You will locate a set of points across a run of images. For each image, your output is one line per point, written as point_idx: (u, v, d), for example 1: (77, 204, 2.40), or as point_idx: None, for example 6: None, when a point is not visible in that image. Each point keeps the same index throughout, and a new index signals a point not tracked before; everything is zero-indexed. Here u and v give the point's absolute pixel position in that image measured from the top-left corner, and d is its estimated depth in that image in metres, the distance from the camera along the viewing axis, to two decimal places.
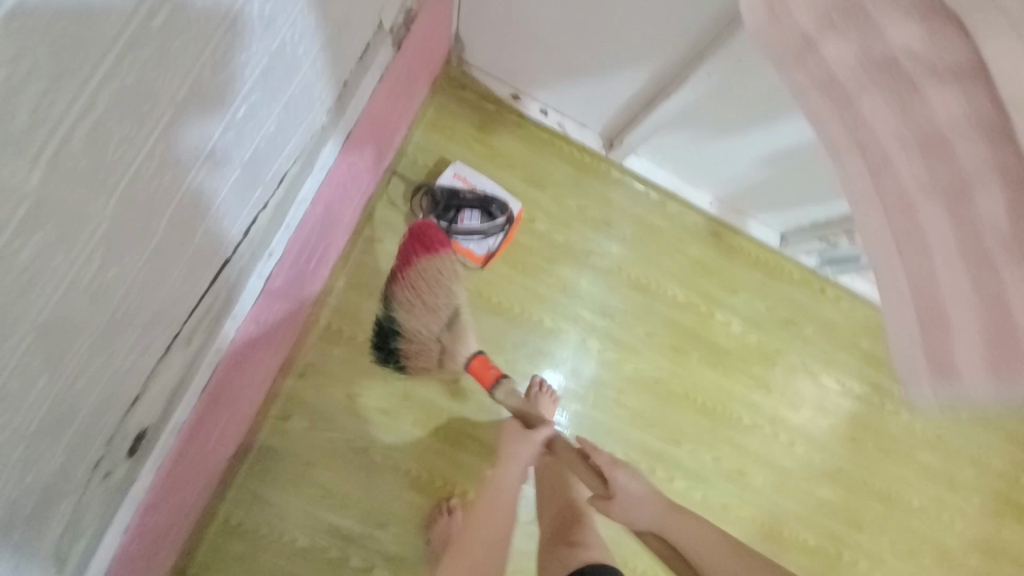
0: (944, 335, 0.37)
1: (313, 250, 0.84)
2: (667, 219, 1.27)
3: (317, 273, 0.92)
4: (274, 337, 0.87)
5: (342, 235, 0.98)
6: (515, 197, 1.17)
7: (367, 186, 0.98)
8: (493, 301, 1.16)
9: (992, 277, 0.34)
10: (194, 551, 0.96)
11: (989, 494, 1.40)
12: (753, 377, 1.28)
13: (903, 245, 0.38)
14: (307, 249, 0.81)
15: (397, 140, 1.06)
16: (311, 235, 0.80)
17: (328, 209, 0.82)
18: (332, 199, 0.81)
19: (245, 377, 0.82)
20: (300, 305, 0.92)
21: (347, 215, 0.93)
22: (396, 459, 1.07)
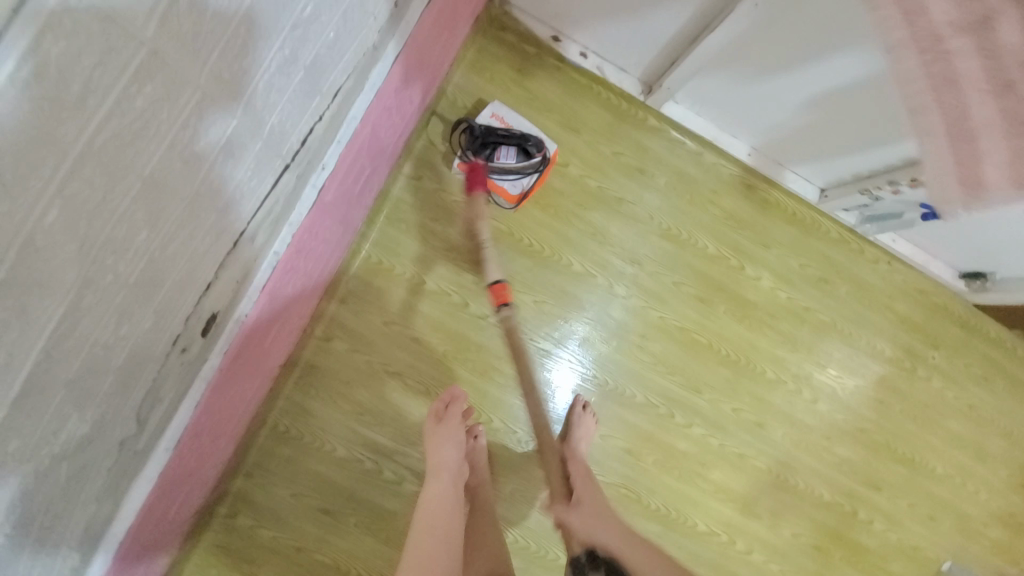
0: (973, 152, 0.48)
1: (359, 173, 0.89)
2: (702, 169, 1.26)
3: (361, 199, 0.98)
4: (323, 256, 0.93)
5: (385, 166, 1.02)
6: (552, 140, 1.19)
7: (408, 120, 1.02)
8: (525, 243, 1.19)
9: (1012, 97, 0.46)
10: (247, 450, 1.07)
11: (1018, 466, 1.39)
12: (780, 332, 1.28)
13: (940, 87, 0.47)
14: (354, 170, 0.86)
15: (438, 76, 1.09)
16: (359, 156, 0.84)
17: (374, 134, 0.86)
18: (377, 123, 0.85)
19: (297, 290, 0.89)
20: (345, 230, 0.98)
21: (390, 144, 0.97)
22: (427, 385, 1.14)
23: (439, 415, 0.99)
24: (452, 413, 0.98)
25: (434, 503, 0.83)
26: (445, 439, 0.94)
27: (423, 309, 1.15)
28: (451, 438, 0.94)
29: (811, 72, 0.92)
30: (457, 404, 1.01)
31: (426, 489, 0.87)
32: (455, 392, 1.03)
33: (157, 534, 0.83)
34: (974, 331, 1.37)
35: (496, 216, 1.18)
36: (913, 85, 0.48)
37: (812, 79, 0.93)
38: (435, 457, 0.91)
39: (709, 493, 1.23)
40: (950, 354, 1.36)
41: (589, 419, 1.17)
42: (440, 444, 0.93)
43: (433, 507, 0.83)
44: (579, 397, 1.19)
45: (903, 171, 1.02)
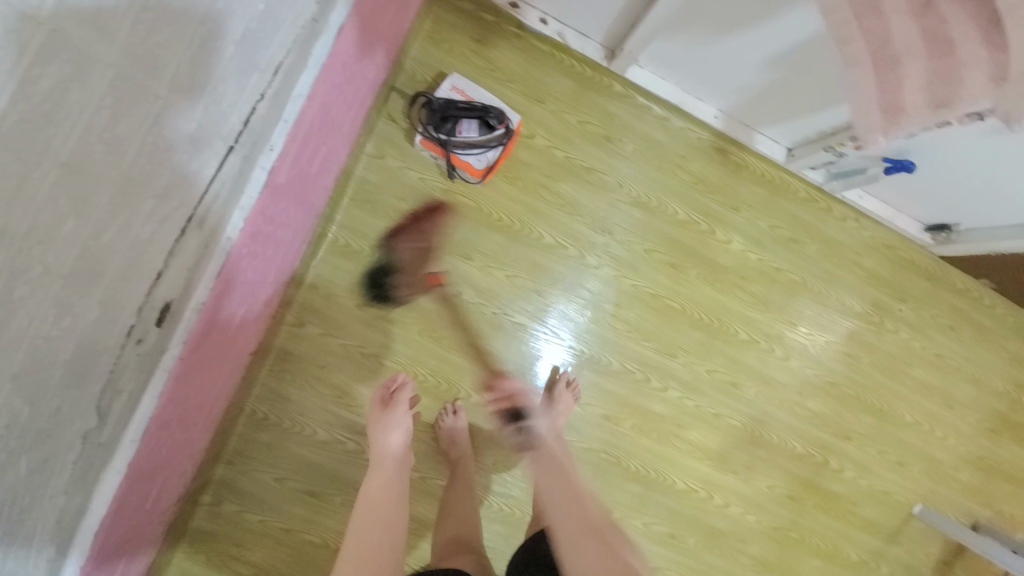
0: (893, 74, 0.54)
1: (313, 153, 0.87)
2: (670, 135, 1.26)
3: (320, 179, 0.96)
4: (284, 240, 0.92)
5: (343, 145, 1.00)
6: (516, 112, 1.17)
7: (365, 96, 1.00)
8: (494, 218, 1.19)
9: (933, 17, 0.51)
10: (227, 439, 1.07)
11: (985, 411, 1.45)
12: (751, 294, 1.30)
13: (862, 12, 0.53)
14: (307, 150, 0.84)
15: (394, 49, 1.06)
16: (311, 136, 0.83)
17: (327, 112, 0.84)
18: (329, 101, 0.83)
19: (259, 276, 0.88)
20: (307, 214, 0.97)
21: (345, 121, 0.95)
22: (404, 364, 1.15)
23: (382, 401, 1.00)
24: (397, 399, 0.99)
25: (376, 484, 0.84)
26: (391, 423, 0.96)
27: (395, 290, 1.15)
28: (397, 422, 0.95)
29: (764, 27, 0.91)
30: (404, 391, 1.02)
31: (370, 477, 0.87)
32: (399, 379, 1.05)
33: (138, 525, 0.84)
34: (940, 283, 1.40)
35: (463, 192, 1.17)
36: (839, 15, 0.55)
37: (766, 35, 0.93)
38: (378, 443, 0.93)
39: (687, 453, 1.27)
40: (917, 306, 1.39)
41: (570, 396, 1.18)
42: (382, 429, 0.95)
43: (373, 488, 0.83)
44: (562, 374, 1.20)
45: None
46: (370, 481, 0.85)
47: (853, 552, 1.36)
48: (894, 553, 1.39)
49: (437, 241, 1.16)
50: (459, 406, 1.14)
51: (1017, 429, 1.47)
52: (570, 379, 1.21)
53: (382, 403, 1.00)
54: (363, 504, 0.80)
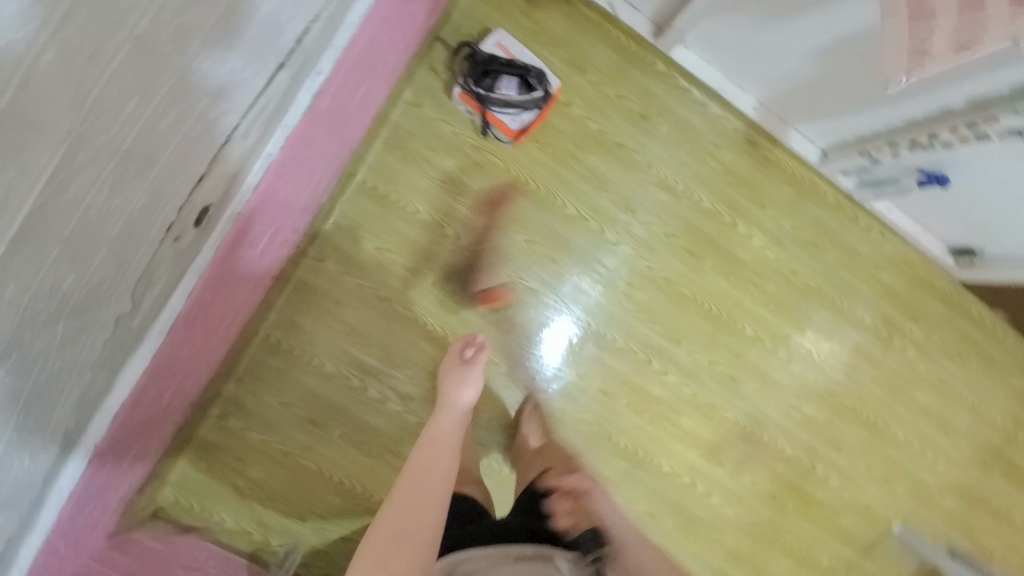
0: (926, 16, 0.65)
1: (357, 88, 0.89)
2: (706, 122, 1.25)
3: (361, 115, 0.98)
4: (322, 172, 0.94)
5: (386, 86, 1.02)
6: (556, 77, 1.17)
7: (412, 40, 1.02)
8: (520, 180, 1.20)
9: None
10: (239, 358, 1.12)
11: (979, 442, 1.45)
12: (763, 292, 1.30)
13: None
14: (351, 84, 0.87)
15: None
16: (357, 70, 0.86)
17: (374, 48, 0.88)
18: (376, 37, 0.87)
19: (293, 201, 0.90)
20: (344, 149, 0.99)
21: (391, 62, 0.96)
22: (416, 311, 1.18)
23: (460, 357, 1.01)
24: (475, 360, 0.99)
25: (443, 430, 0.85)
26: (466, 380, 0.97)
27: (415, 238, 1.17)
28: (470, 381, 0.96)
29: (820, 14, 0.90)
30: (481, 352, 1.02)
31: (436, 422, 0.88)
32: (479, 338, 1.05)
33: (150, 420, 0.88)
34: (955, 309, 1.40)
35: (494, 151, 1.18)
36: None
37: (819, 25, 0.92)
38: (449, 394, 0.94)
39: (676, 438, 1.29)
40: (928, 328, 1.39)
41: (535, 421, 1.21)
42: (453, 382, 0.97)
43: (441, 434, 0.84)
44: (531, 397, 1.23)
45: (906, 133, 1.02)
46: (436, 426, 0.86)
47: (826, 558, 1.38)
48: (867, 566, 1.40)
49: (462, 197, 1.18)
50: None
51: (1009, 464, 1.47)
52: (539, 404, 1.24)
53: (461, 357, 1.01)
54: (426, 446, 0.80)
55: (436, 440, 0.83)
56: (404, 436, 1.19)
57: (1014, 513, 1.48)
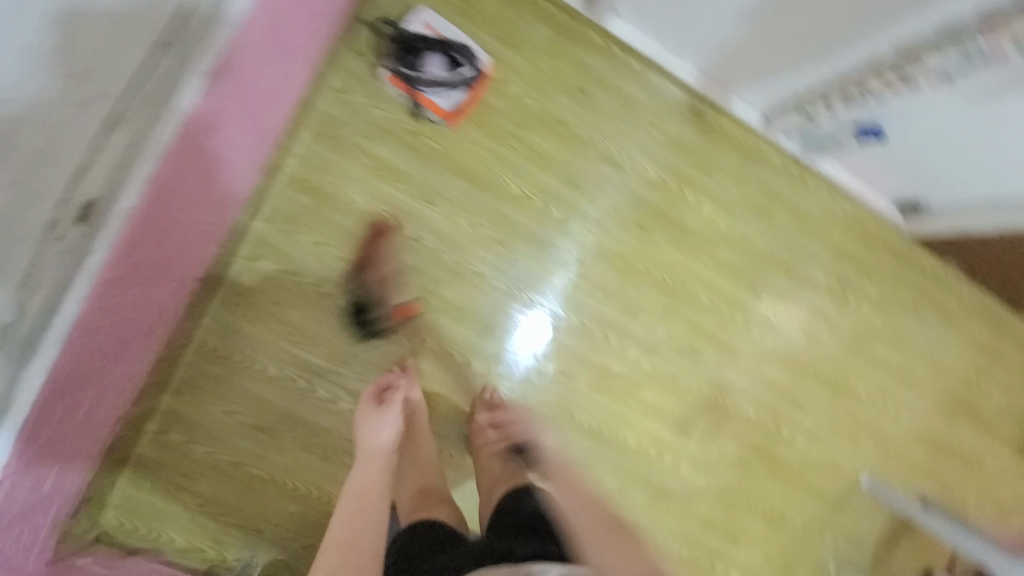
0: None
1: (262, 70, 0.85)
2: (646, 91, 1.23)
3: (272, 101, 0.94)
4: (233, 160, 0.89)
5: (299, 71, 0.98)
6: (487, 54, 1.13)
7: (323, 19, 0.98)
8: (460, 163, 1.16)
9: None
10: (173, 368, 1.07)
11: (940, 392, 1.47)
12: (716, 260, 1.29)
13: None
14: (254, 63, 0.82)
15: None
16: (258, 48, 0.81)
17: (275, 25, 0.83)
18: (276, 12, 0.82)
19: (203, 195, 0.85)
20: (261, 138, 0.96)
21: (299, 40, 0.92)
22: (360, 306, 1.14)
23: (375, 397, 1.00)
24: (388, 398, 0.99)
25: (364, 474, 0.87)
26: (380, 421, 0.95)
27: (354, 229, 1.13)
28: (385, 422, 0.95)
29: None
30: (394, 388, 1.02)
31: (357, 471, 0.89)
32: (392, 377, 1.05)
33: (70, 437, 0.82)
34: (907, 263, 1.41)
35: (429, 134, 1.14)
36: None
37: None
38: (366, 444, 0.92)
39: (641, 413, 1.28)
40: (882, 284, 1.40)
41: (496, 405, 1.18)
42: (372, 426, 0.94)
43: (361, 478, 0.87)
44: (484, 384, 1.20)
45: (836, 87, 1.02)
46: (355, 477, 0.87)
47: (798, 518, 1.39)
48: (838, 523, 1.42)
49: (400, 184, 1.14)
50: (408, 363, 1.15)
51: (971, 410, 1.50)
52: (499, 393, 1.20)
53: (375, 397, 1.00)
54: (347, 502, 0.83)
55: (359, 493, 0.84)
56: None
57: (979, 458, 1.51)
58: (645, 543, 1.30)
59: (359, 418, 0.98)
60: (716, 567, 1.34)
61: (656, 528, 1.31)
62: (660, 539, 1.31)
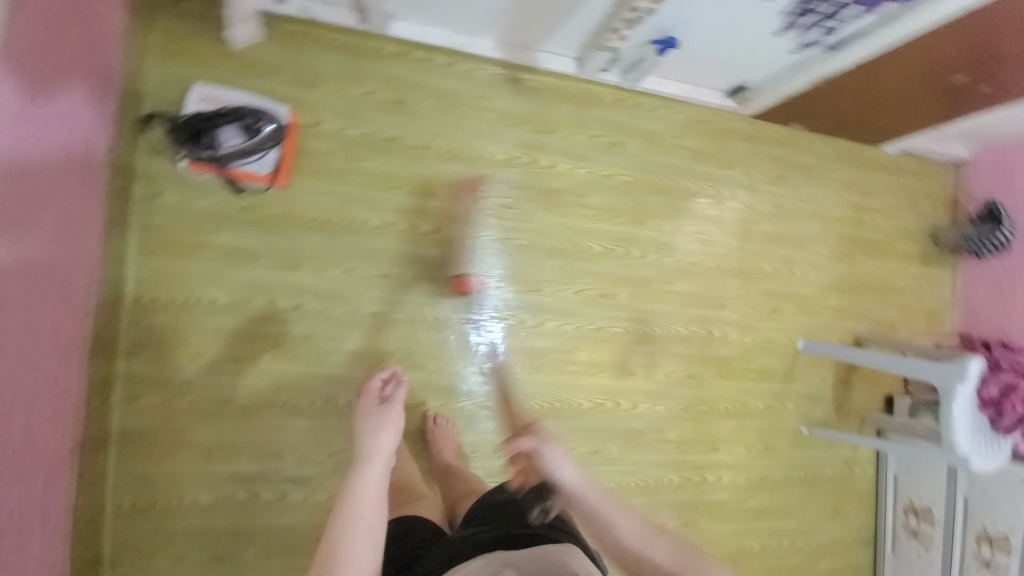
0: None
1: (36, 232, 0.77)
2: (461, 79, 1.22)
3: (61, 252, 0.84)
4: (45, 333, 0.82)
5: (80, 207, 0.89)
6: (285, 104, 1.10)
7: (87, 143, 0.89)
8: (309, 217, 1.12)
9: None
10: (102, 540, 1.02)
11: (833, 239, 1.59)
12: (591, 208, 1.33)
13: None
14: (23, 232, 0.74)
15: (113, 76, 0.94)
16: (19, 216, 0.73)
17: (30, 185, 0.75)
18: (28, 171, 0.74)
19: (26, 384, 0.77)
20: (66, 291, 0.87)
21: (66, 179, 0.84)
22: (268, 396, 1.11)
23: (380, 395, 0.92)
24: (394, 398, 0.91)
25: (369, 484, 0.77)
26: (386, 421, 0.86)
27: (228, 328, 1.08)
28: (392, 422, 0.86)
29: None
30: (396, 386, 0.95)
31: (359, 475, 0.78)
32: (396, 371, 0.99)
33: None
34: (761, 140, 1.50)
35: (264, 203, 1.09)
36: None
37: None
38: (364, 439, 0.83)
39: (583, 374, 1.31)
40: (745, 167, 1.48)
41: (445, 428, 1.19)
42: (378, 426, 0.85)
43: (366, 485, 0.77)
44: (427, 413, 1.21)
45: (616, 17, 1.05)
46: (362, 482, 0.77)
47: (758, 401, 1.47)
48: (795, 389, 1.51)
49: (258, 263, 1.10)
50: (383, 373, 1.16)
51: (865, 244, 1.63)
52: (443, 416, 1.22)
53: (380, 393, 0.92)
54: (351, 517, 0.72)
55: (368, 506, 0.74)
56: (322, 516, 1.13)
57: (888, 281, 1.65)
58: (635, 486, 1.35)
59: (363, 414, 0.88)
60: (706, 478, 1.42)
61: (640, 468, 1.36)
62: (647, 476, 1.37)
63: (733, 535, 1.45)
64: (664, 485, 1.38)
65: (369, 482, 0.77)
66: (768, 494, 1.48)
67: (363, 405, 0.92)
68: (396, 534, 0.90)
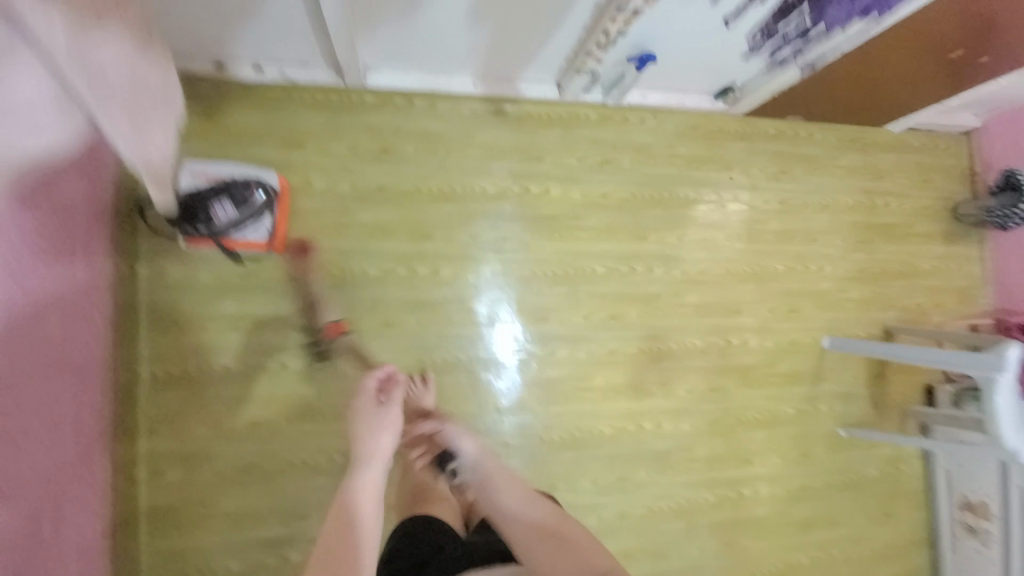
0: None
1: (52, 369, 0.81)
2: (444, 120, 1.22)
3: (73, 380, 0.87)
4: (69, 455, 0.85)
5: (91, 328, 0.92)
6: (272, 170, 1.09)
7: (93, 269, 0.93)
8: (309, 275, 1.13)
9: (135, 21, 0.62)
10: None
11: (846, 228, 1.53)
12: (589, 230, 1.31)
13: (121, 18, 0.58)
14: (40, 376, 0.78)
15: (104, 199, 0.96)
16: (36, 362, 0.76)
17: (47, 331, 0.79)
18: (43, 316, 0.78)
19: (56, 512, 0.80)
20: (85, 412, 0.90)
21: (77, 310, 0.88)
22: (287, 457, 1.11)
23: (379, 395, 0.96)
24: (393, 394, 0.96)
25: (366, 485, 0.82)
26: (383, 422, 0.91)
27: (240, 394, 1.09)
28: (388, 421, 0.91)
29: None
30: (395, 388, 0.98)
31: (359, 476, 0.84)
32: (393, 371, 1.01)
33: None
34: (757, 137, 1.46)
35: (264, 267, 1.11)
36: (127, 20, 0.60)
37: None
38: (363, 442, 0.88)
39: (599, 399, 1.28)
40: (744, 167, 1.44)
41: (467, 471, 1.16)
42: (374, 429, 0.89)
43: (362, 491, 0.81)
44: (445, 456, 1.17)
45: (588, 42, 1.03)
46: (361, 482, 0.82)
47: (788, 407, 1.41)
48: (826, 390, 1.45)
49: (264, 327, 1.11)
50: (427, 376, 1.18)
51: (881, 228, 1.56)
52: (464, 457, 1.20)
53: (380, 389, 0.97)
54: (338, 523, 0.75)
55: (370, 500, 0.80)
56: None
57: (910, 264, 1.58)
58: (669, 509, 1.31)
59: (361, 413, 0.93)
60: (743, 493, 1.36)
61: (672, 490, 1.31)
62: (680, 498, 1.32)
63: (778, 549, 1.39)
64: (700, 505, 1.33)
65: (369, 486, 0.82)
66: (811, 504, 1.42)
67: (362, 403, 0.96)
68: (406, 530, 0.93)
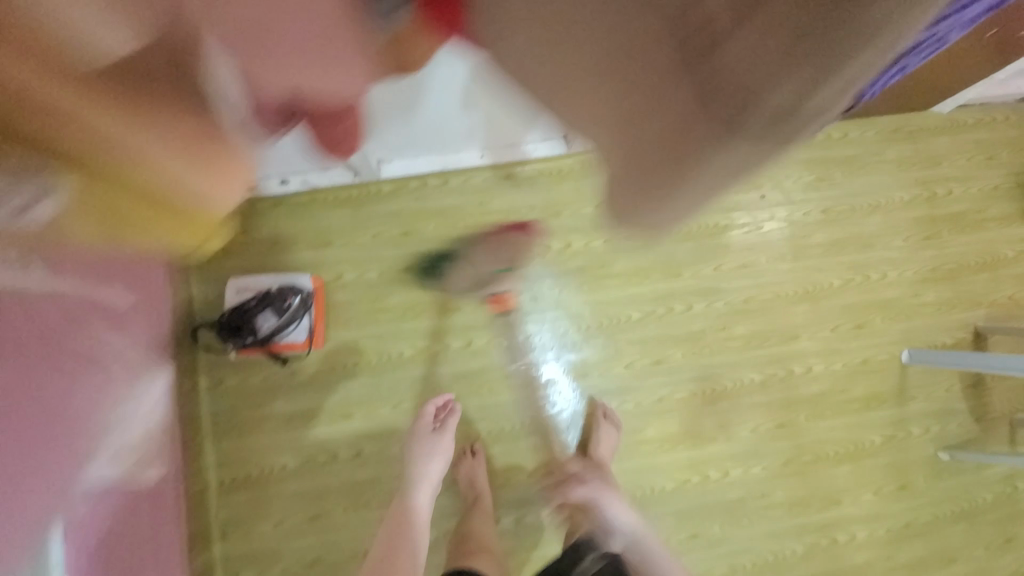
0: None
1: (146, 525, 0.93)
2: (459, 195, 1.25)
3: (161, 526, 0.98)
4: None
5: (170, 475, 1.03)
6: (305, 273, 1.17)
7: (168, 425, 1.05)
8: (350, 365, 1.18)
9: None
10: None
11: (907, 226, 1.39)
12: (620, 277, 1.27)
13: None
14: (138, 532, 0.90)
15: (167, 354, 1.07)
16: (134, 523, 0.89)
17: (143, 493, 0.92)
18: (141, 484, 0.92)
19: None
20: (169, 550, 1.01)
21: (163, 465, 1.00)
22: (348, 547, 1.13)
23: (434, 423, 1.12)
24: (448, 426, 1.11)
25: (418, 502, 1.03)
26: (434, 450, 1.09)
27: (300, 490, 1.13)
28: (440, 450, 1.09)
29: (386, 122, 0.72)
30: (450, 415, 1.13)
31: (410, 497, 1.04)
32: (448, 400, 1.16)
33: None
34: None
35: (308, 365, 1.16)
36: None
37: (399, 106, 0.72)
38: (418, 464, 1.08)
39: (657, 451, 1.22)
40: (777, 181, 1.35)
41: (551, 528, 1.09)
42: (427, 452, 1.09)
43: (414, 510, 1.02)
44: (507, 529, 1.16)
45: None
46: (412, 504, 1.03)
47: (873, 435, 1.27)
48: (916, 410, 1.29)
49: (316, 422, 1.15)
50: (477, 446, 1.18)
51: (948, 219, 1.41)
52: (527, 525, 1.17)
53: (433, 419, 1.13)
54: (385, 549, 0.95)
55: (417, 527, 1.00)
56: None
57: (990, 254, 1.41)
58: (753, 564, 1.21)
59: (417, 435, 1.11)
60: (837, 538, 1.23)
61: (753, 542, 1.21)
62: (763, 551, 1.21)
63: None
64: (788, 558, 1.22)
65: (418, 508, 1.03)
66: (920, 542, 1.26)
67: (418, 424, 1.13)
68: None
